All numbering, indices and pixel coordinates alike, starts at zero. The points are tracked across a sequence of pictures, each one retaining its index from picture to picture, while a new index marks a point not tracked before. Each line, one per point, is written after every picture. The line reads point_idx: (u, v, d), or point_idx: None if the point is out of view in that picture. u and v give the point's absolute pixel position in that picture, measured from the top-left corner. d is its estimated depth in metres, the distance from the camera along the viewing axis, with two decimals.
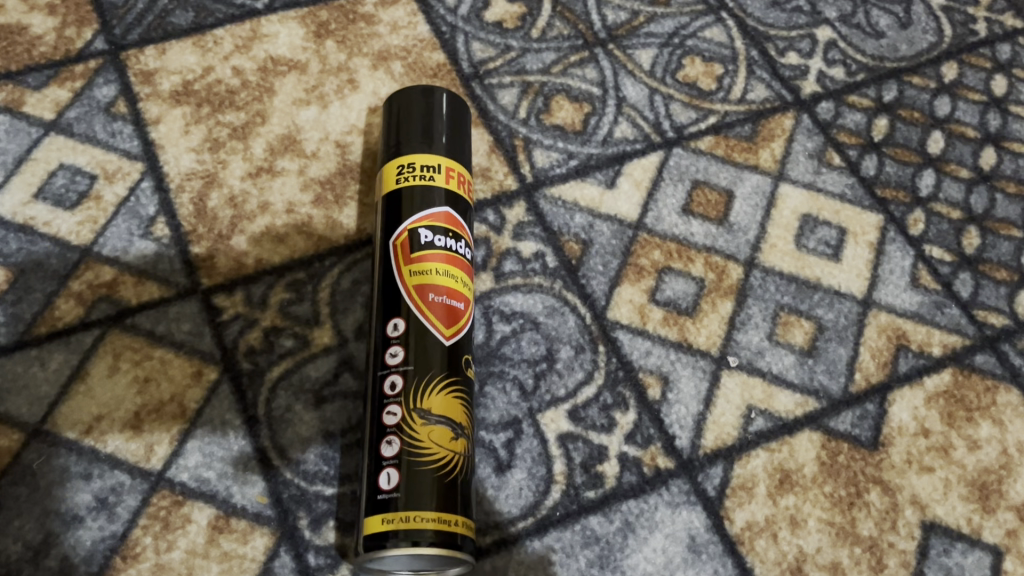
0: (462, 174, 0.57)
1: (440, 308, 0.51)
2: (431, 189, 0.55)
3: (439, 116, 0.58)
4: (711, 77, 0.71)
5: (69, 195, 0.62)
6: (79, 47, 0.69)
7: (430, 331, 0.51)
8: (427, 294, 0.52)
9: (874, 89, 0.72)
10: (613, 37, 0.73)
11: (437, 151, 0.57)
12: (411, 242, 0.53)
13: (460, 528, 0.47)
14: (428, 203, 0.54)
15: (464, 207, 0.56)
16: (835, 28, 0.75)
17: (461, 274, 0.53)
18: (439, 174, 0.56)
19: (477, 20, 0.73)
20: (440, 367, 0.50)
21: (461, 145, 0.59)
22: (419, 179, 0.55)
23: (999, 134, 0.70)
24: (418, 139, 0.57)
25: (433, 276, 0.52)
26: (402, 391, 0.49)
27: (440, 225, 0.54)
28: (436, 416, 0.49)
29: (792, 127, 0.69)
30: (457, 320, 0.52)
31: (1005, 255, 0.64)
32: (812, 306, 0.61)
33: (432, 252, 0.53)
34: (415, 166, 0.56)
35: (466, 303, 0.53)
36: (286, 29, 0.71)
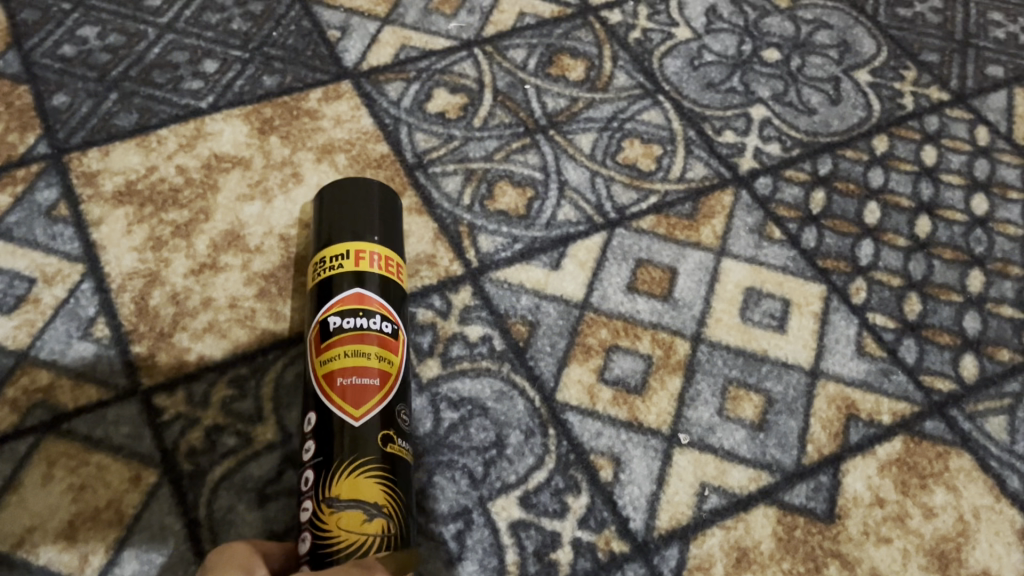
0: (377, 252, 0.56)
1: (346, 389, 0.50)
2: (340, 276, 0.54)
3: (352, 202, 0.59)
4: (651, 158, 0.73)
5: (7, 299, 0.62)
6: (21, 152, 0.69)
7: (338, 416, 0.49)
8: (333, 379, 0.50)
9: (810, 163, 0.73)
10: (554, 123, 0.75)
11: (348, 236, 0.56)
12: (320, 333, 0.52)
13: None
14: (337, 290, 0.54)
15: (384, 285, 0.55)
16: (769, 106, 0.77)
17: (372, 350, 0.51)
18: (348, 258, 0.55)
19: (420, 112, 0.74)
20: (350, 449, 0.48)
21: (381, 225, 0.58)
22: (330, 268, 0.55)
23: (933, 203, 0.71)
24: (330, 230, 0.57)
25: (337, 360, 0.51)
26: (312, 485, 0.48)
27: (348, 308, 0.53)
28: (343, 500, 0.46)
29: (731, 203, 0.70)
30: (368, 399, 0.50)
31: (947, 320, 0.65)
32: (760, 379, 0.61)
33: (337, 337, 0.52)
34: (326, 258, 0.56)
35: (383, 377, 0.51)
36: (230, 127, 0.72)
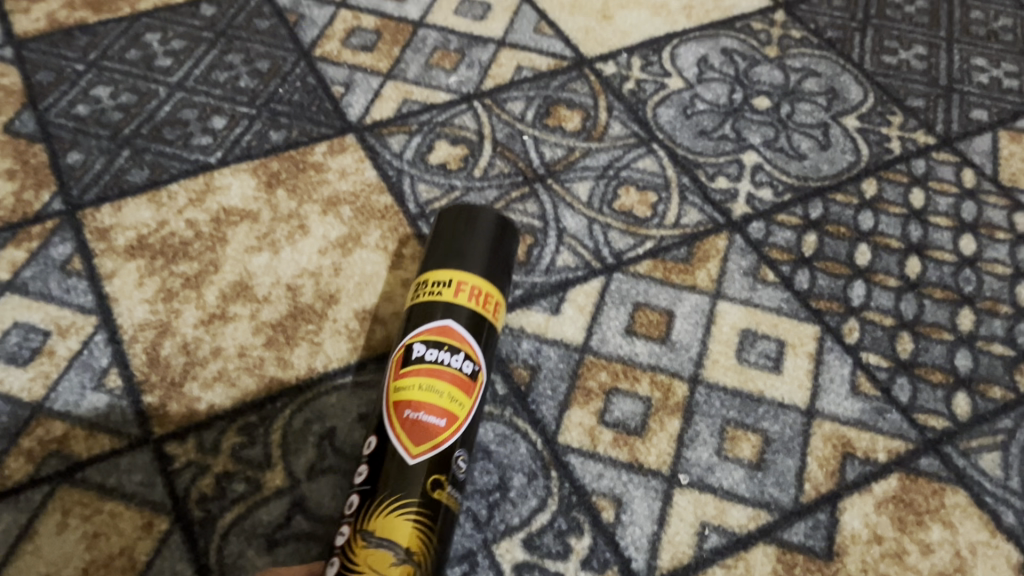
0: (478, 289, 0.56)
1: (408, 422, 0.50)
2: (436, 304, 0.55)
3: (461, 232, 0.59)
4: (646, 205, 0.75)
5: (22, 352, 0.63)
6: (36, 208, 0.71)
7: (395, 449, 0.49)
8: (401, 409, 0.51)
9: (801, 207, 0.75)
10: (552, 172, 0.77)
11: (451, 265, 0.57)
12: (404, 357, 0.53)
13: None
14: (431, 317, 0.55)
15: (479, 321, 0.55)
16: (760, 152, 0.79)
17: (445, 387, 0.51)
18: (448, 288, 0.56)
19: (422, 163, 0.77)
20: (397, 484, 0.48)
21: (488, 258, 0.58)
22: (428, 294, 0.56)
23: (922, 243, 0.73)
24: (438, 256, 0.58)
25: (411, 390, 0.51)
26: (353, 513, 0.48)
27: (435, 339, 0.53)
28: (374, 536, 0.47)
29: (726, 247, 0.72)
30: (427, 438, 0.50)
31: (938, 358, 0.66)
32: (757, 420, 0.63)
33: (417, 366, 0.52)
34: (428, 283, 0.57)
35: (451, 420, 0.51)
36: (238, 181, 0.74)
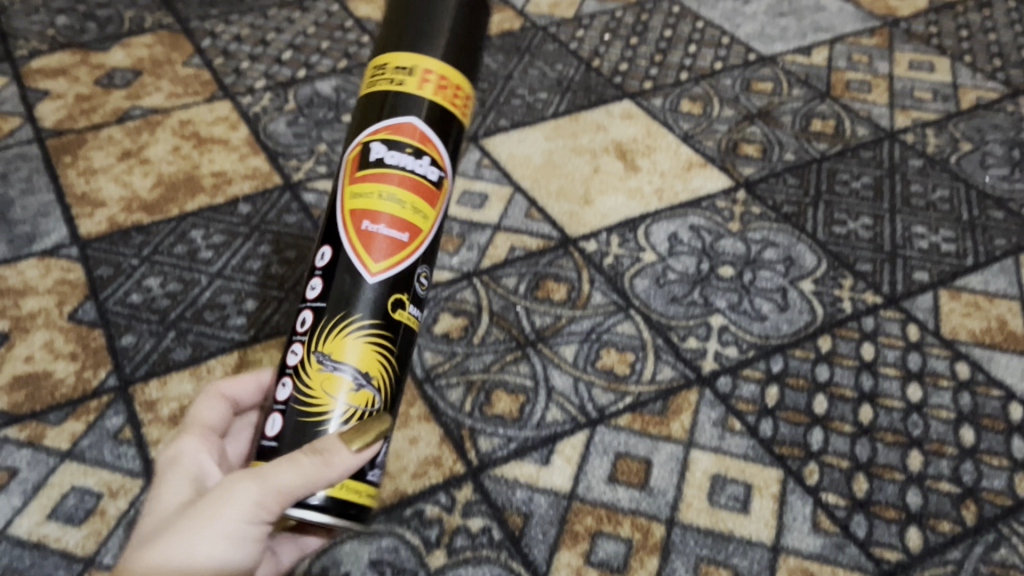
0: (445, 81, 0.57)
1: (370, 235, 0.53)
2: (398, 98, 0.56)
3: (432, 12, 0.58)
4: (625, 364, 0.85)
5: (78, 512, 0.73)
6: (94, 385, 0.82)
7: (354, 261, 0.53)
8: (360, 220, 0.54)
9: (763, 362, 0.85)
10: (542, 337, 0.87)
11: (417, 50, 0.57)
12: (364, 160, 0.55)
13: (361, 499, 0.52)
14: (392, 115, 0.56)
15: (442, 117, 0.57)
16: (725, 314, 0.90)
17: (405, 194, 0.54)
18: (414, 75, 0.57)
19: (427, 333, 0.87)
20: (359, 301, 0.53)
21: (452, 44, 0.58)
22: (393, 84, 0.56)
23: (873, 391, 0.82)
24: (401, 41, 0.58)
25: (368, 199, 0.54)
26: (308, 331, 0.53)
27: (395, 140, 0.55)
28: (336, 363, 0.52)
29: (697, 400, 0.81)
30: (389, 252, 0.54)
31: (892, 496, 0.74)
32: (728, 556, 0.70)
33: (378, 173, 0.55)
34: (389, 72, 0.57)
35: (412, 231, 0.55)
36: (268, 356, 0.85)
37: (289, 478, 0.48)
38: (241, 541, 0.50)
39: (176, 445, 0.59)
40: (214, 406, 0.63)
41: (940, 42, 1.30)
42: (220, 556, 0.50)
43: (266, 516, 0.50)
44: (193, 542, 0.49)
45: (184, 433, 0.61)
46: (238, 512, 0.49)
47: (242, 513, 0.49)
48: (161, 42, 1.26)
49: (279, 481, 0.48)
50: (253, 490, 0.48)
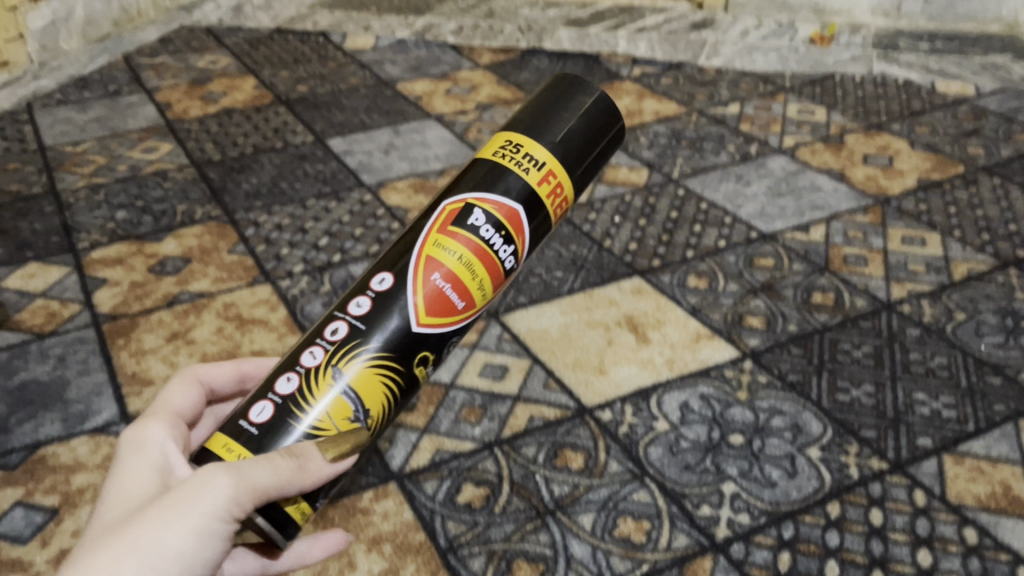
0: (557, 184, 0.70)
1: (431, 287, 0.66)
2: (510, 180, 0.68)
3: (571, 129, 0.70)
4: (641, 531, 0.88)
5: None
6: None
7: (414, 302, 0.66)
8: (429, 269, 0.67)
9: (775, 528, 0.88)
10: (560, 505, 0.91)
11: (544, 147, 0.69)
12: (462, 217, 0.67)
13: (300, 515, 0.65)
14: (505, 193, 0.68)
15: (541, 209, 0.69)
16: (737, 481, 0.94)
17: (481, 271, 0.67)
18: (534, 171, 0.69)
19: (451, 503, 0.92)
20: (393, 337, 0.66)
21: (569, 153, 0.70)
22: (514, 167, 0.69)
23: (884, 556, 0.85)
24: (537, 131, 0.70)
25: (448, 252, 0.67)
26: (336, 343, 0.66)
27: (494, 219, 0.67)
28: (344, 380, 0.65)
29: (711, 567, 0.84)
30: (440, 304, 0.67)
31: None
32: None
33: (465, 235, 0.67)
34: (517, 153, 0.69)
35: (468, 302, 0.68)
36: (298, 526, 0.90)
37: (266, 476, 0.59)
38: (207, 538, 0.58)
39: (142, 429, 0.65)
40: (185, 396, 0.72)
41: (929, 218, 1.39)
42: (185, 548, 0.57)
43: (235, 512, 0.58)
44: (161, 535, 0.57)
45: (155, 415, 0.67)
46: (207, 505, 0.57)
47: (214, 506, 0.57)
48: (210, 232, 1.38)
49: (256, 479, 0.58)
50: (229, 484, 0.57)
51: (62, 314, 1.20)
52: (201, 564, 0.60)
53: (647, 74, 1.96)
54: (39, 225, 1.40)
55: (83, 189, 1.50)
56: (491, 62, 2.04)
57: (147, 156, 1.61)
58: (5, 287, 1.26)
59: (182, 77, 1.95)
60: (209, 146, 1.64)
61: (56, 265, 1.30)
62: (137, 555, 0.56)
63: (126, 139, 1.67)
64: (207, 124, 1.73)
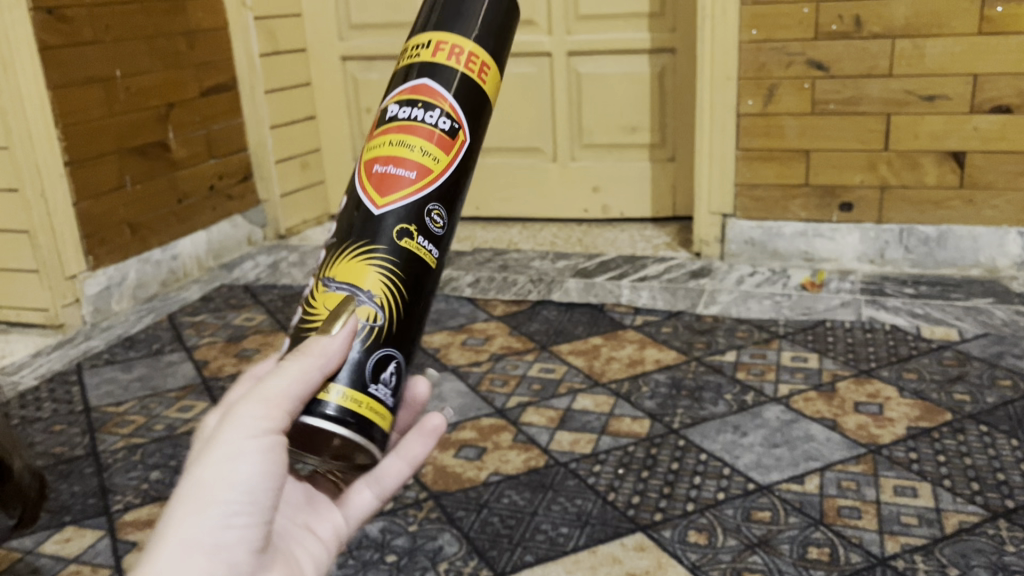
0: (462, 50, 0.72)
1: (378, 180, 0.70)
2: (416, 69, 0.72)
3: (451, 5, 0.73)
4: None
5: None
6: None
7: (368, 199, 0.70)
8: (374, 167, 0.71)
9: None
10: None
11: (440, 31, 0.73)
12: (385, 120, 0.72)
13: (356, 405, 0.66)
14: (414, 77, 0.72)
15: (453, 75, 0.71)
16: None
17: (416, 140, 0.70)
18: (429, 49, 0.72)
19: None
20: (364, 231, 0.69)
21: (466, 22, 0.73)
22: (416, 57, 0.73)
23: None
24: (426, 26, 0.74)
25: (381, 148, 0.71)
26: (321, 266, 0.71)
27: (407, 97, 0.71)
28: (337, 281, 0.68)
29: None
30: (389, 188, 0.69)
31: None
32: None
33: (390, 128, 0.71)
34: (415, 49, 0.73)
35: (422, 173, 0.69)
36: None
37: (284, 382, 0.63)
38: (253, 453, 0.61)
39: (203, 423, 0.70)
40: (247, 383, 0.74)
41: (920, 467, 1.45)
42: (240, 471, 0.60)
43: (271, 424, 0.62)
44: (206, 469, 0.60)
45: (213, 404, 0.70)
46: (237, 428, 0.61)
47: (246, 423, 0.61)
48: None
49: (276, 387, 0.62)
50: (251, 399, 0.62)
51: None
52: (269, 488, 0.62)
53: (649, 323, 2.11)
54: (78, 487, 1.50)
55: (122, 449, 1.62)
56: (504, 313, 2.21)
57: (182, 415, 1.73)
58: (42, 552, 1.34)
59: (219, 335, 2.12)
60: None
61: (92, 528, 1.39)
62: (188, 495, 0.59)
63: (165, 398, 1.81)
64: None
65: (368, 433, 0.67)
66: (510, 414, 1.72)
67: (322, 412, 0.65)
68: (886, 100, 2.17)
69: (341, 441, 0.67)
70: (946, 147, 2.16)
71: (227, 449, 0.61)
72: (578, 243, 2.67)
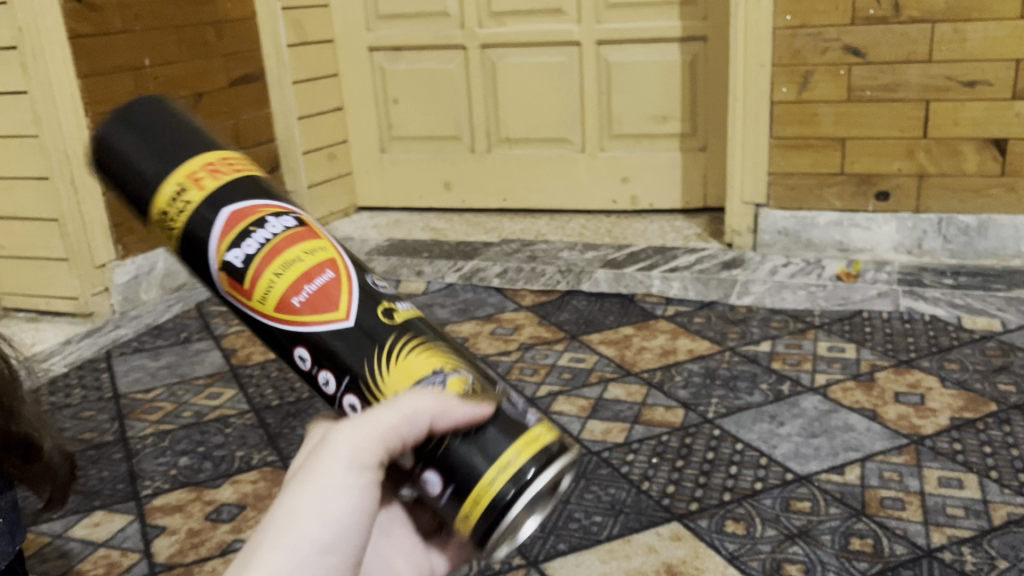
0: (209, 163, 0.52)
1: (303, 313, 0.51)
2: (198, 214, 0.51)
3: (142, 143, 0.52)
4: None
5: None
6: None
7: (332, 328, 0.52)
8: (293, 302, 0.51)
9: None
10: None
11: (164, 174, 0.52)
12: (232, 275, 0.51)
13: (538, 443, 0.54)
14: (209, 220, 0.51)
15: (235, 184, 0.52)
16: None
17: (294, 250, 0.51)
18: (192, 191, 0.51)
19: None
20: (364, 353, 0.52)
21: (175, 140, 0.53)
22: (185, 214, 0.51)
23: None
24: (144, 177, 0.52)
25: (278, 285, 0.51)
26: (356, 404, 0.53)
27: (228, 235, 0.51)
28: (397, 395, 0.52)
29: None
30: (334, 297, 0.52)
31: None
32: None
33: (255, 269, 0.51)
34: (169, 210, 0.51)
35: (329, 266, 0.52)
36: None
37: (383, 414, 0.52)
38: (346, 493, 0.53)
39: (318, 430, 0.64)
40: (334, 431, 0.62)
41: (965, 458, 1.41)
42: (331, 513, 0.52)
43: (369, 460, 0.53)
44: (299, 503, 0.52)
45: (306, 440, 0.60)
46: (332, 463, 0.53)
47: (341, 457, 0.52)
48: (265, 477, 1.44)
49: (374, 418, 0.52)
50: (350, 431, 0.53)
51: (122, 563, 1.26)
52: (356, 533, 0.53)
53: (681, 313, 2.07)
54: (107, 472, 1.50)
55: (150, 435, 1.61)
56: (532, 303, 2.19)
57: (210, 402, 1.72)
58: (71, 537, 1.33)
59: (247, 324, 2.12)
60: (268, 391, 1.75)
61: (120, 513, 1.38)
62: (277, 530, 0.51)
63: (192, 385, 1.80)
64: (267, 368, 1.85)
65: (561, 449, 0.55)
66: (540, 403, 1.70)
67: (523, 481, 0.52)
68: (925, 86, 2.12)
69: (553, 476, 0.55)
70: (988, 134, 2.11)
71: (323, 485, 0.52)
72: (607, 234, 2.63)
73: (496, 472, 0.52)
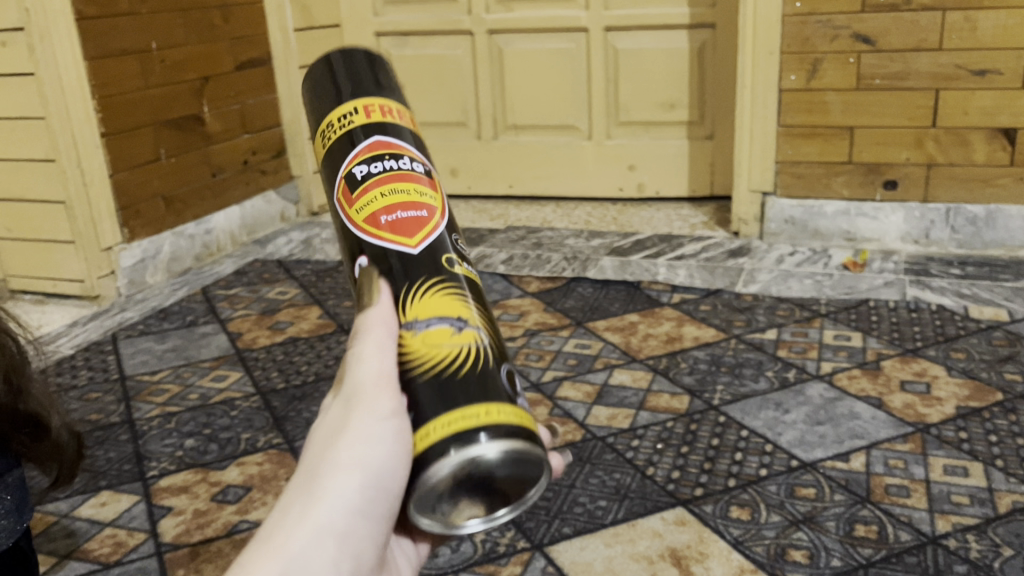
0: (382, 107, 0.66)
1: (383, 230, 0.61)
2: (352, 131, 0.64)
3: (345, 77, 0.67)
4: None
5: None
6: None
7: (397, 248, 0.60)
8: (378, 220, 0.61)
9: None
10: None
11: (346, 98, 0.66)
12: (352, 185, 0.63)
13: (511, 418, 0.55)
14: (359, 140, 0.64)
15: (388, 128, 0.64)
16: None
17: (406, 186, 0.62)
18: (360, 116, 0.65)
19: None
20: (413, 277, 0.59)
21: (371, 84, 0.67)
22: (345, 130, 0.64)
23: None
24: (330, 100, 0.66)
25: (378, 202, 0.61)
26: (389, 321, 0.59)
27: (368, 155, 0.63)
28: (421, 323, 0.58)
29: None
30: (415, 229, 0.61)
31: None
32: None
33: (369, 183, 0.62)
34: (337, 123, 0.65)
35: (425, 209, 0.62)
36: None
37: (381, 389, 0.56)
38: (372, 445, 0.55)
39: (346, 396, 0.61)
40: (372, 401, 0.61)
41: (971, 447, 1.40)
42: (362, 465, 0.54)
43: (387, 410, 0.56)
44: (340, 454, 0.55)
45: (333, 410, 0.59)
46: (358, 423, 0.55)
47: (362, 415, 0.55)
48: (270, 459, 1.45)
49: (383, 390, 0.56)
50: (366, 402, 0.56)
51: (129, 542, 1.27)
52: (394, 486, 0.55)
53: (687, 300, 2.07)
54: (114, 453, 1.50)
55: (157, 417, 1.62)
56: (538, 290, 2.19)
57: (216, 385, 1.73)
58: (77, 516, 1.34)
59: (253, 308, 2.12)
60: (274, 374, 1.75)
61: (127, 493, 1.39)
62: (318, 481, 0.54)
63: (198, 368, 1.80)
64: (273, 351, 1.86)
65: (527, 435, 0.55)
66: (545, 388, 1.70)
67: (472, 438, 0.53)
68: (935, 74, 2.11)
69: (507, 460, 0.54)
70: (997, 124, 2.10)
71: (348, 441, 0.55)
72: (612, 222, 2.62)
73: (446, 420, 0.54)
